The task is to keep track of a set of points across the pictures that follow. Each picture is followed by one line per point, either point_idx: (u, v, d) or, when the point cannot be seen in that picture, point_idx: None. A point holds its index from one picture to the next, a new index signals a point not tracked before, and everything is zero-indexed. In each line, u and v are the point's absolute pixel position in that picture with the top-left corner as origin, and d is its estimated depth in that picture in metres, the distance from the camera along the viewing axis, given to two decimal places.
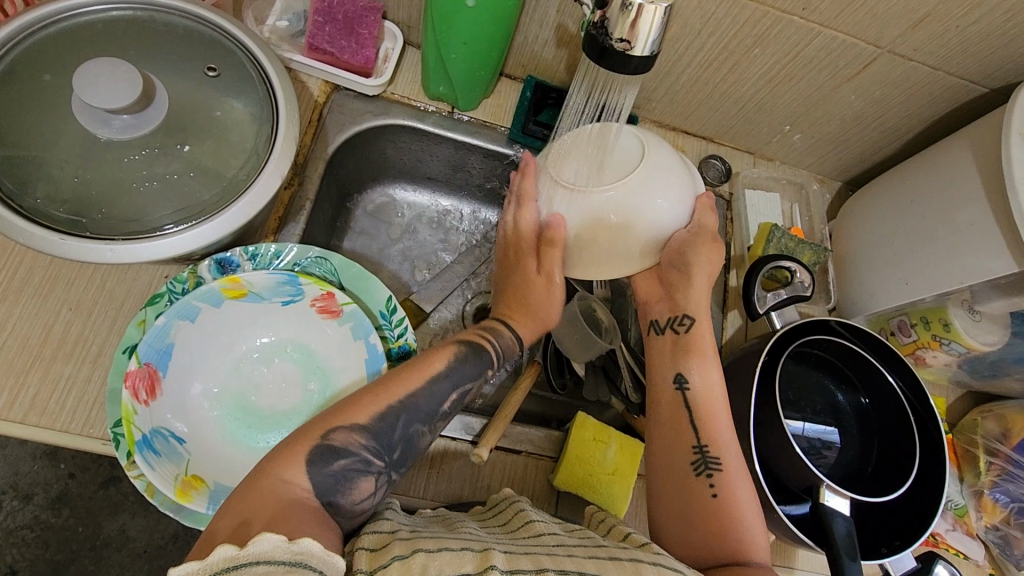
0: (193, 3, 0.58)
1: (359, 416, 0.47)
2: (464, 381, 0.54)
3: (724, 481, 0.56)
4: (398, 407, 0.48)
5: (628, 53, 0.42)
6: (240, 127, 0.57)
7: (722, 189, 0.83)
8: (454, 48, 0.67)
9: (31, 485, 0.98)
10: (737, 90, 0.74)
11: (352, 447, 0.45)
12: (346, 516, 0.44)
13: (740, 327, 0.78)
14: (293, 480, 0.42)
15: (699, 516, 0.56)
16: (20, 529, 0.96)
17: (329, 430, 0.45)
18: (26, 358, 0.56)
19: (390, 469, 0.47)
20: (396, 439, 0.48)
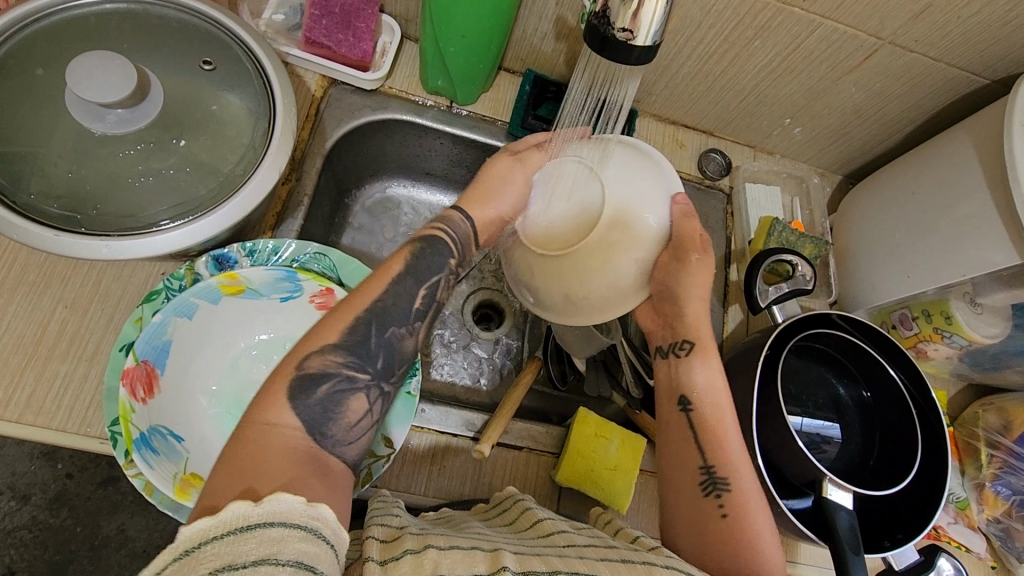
0: None
1: (327, 336, 0.44)
2: (432, 277, 0.50)
3: (737, 502, 0.54)
4: (367, 316, 0.45)
5: (630, 43, 0.41)
6: (237, 122, 0.56)
7: (722, 182, 0.83)
8: (452, 42, 0.66)
9: (28, 485, 0.97)
10: (738, 83, 0.74)
11: (330, 369, 0.43)
12: (344, 446, 0.42)
13: (741, 321, 0.77)
14: (279, 420, 0.40)
15: (711, 541, 0.53)
16: (17, 529, 0.95)
17: (303, 358, 0.43)
18: (21, 356, 0.55)
19: (377, 379, 0.45)
20: (374, 349, 0.45)
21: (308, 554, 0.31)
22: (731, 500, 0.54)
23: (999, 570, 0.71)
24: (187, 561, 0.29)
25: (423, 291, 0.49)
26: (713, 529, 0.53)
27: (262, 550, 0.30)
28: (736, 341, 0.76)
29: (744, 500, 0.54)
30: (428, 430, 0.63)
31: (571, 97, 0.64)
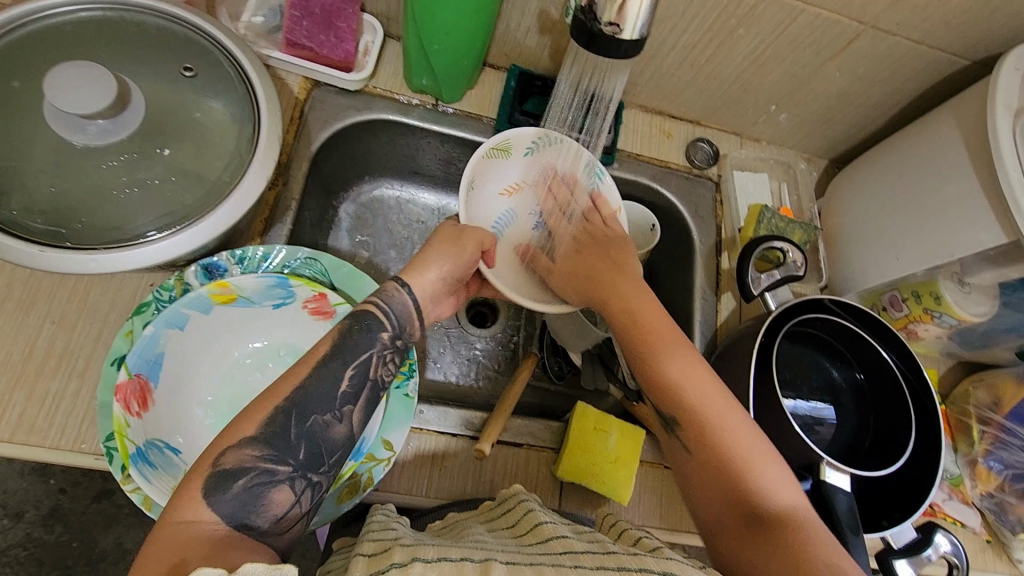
0: (166, 1, 0.56)
1: (247, 428, 0.42)
2: (360, 355, 0.47)
3: (700, 435, 0.53)
4: (285, 405, 0.43)
5: (617, 37, 0.41)
6: (221, 129, 0.55)
7: (710, 171, 0.83)
8: (436, 40, 0.65)
9: (21, 503, 0.97)
10: (723, 71, 0.74)
11: (246, 463, 0.41)
12: (273, 536, 0.40)
13: (734, 309, 0.78)
14: (197, 517, 0.38)
15: (698, 481, 0.52)
16: (12, 548, 0.95)
17: (217, 455, 0.41)
18: (10, 374, 0.54)
19: (303, 469, 0.43)
20: (294, 439, 0.43)
21: None
22: (697, 438, 0.53)
23: (994, 544, 0.72)
24: None
25: (346, 371, 0.46)
26: (697, 471, 0.52)
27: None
28: (730, 330, 0.76)
29: (723, 439, 0.52)
30: (427, 431, 0.63)
31: (557, 97, 0.64)
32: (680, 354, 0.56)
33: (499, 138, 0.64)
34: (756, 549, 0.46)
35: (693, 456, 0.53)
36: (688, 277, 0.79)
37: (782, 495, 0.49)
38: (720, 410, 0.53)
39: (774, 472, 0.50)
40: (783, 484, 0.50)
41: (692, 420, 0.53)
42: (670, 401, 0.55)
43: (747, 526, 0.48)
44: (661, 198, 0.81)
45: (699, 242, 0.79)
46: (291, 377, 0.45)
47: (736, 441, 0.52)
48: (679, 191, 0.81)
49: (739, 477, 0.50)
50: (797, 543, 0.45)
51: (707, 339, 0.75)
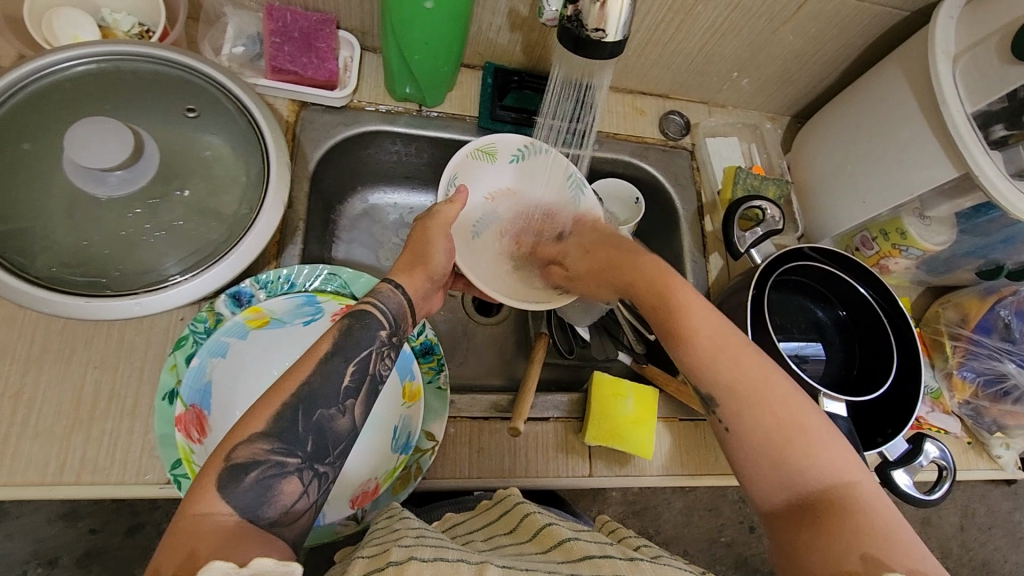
0: (157, 46, 0.58)
1: (256, 424, 0.44)
2: (360, 351, 0.50)
3: (730, 405, 0.53)
4: (293, 401, 0.45)
5: (602, 40, 0.44)
6: (229, 164, 0.58)
7: (684, 141, 0.89)
8: (417, 50, 0.68)
9: (54, 548, 1.08)
10: (687, 46, 0.78)
11: (259, 457, 0.43)
12: (283, 526, 0.42)
13: (723, 267, 0.84)
14: (212, 509, 0.40)
15: (742, 457, 0.52)
16: None
17: (229, 450, 0.43)
18: (64, 422, 0.57)
19: (310, 461, 0.45)
20: (302, 431, 0.45)
21: None
22: (744, 426, 0.52)
23: (975, 445, 0.80)
24: None
25: (348, 366, 0.49)
26: (740, 453, 0.52)
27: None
28: (721, 287, 0.82)
29: (770, 423, 0.50)
30: (462, 419, 0.67)
31: (551, 88, 0.66)
32: (714, 319, 0.57)
33: (485, 141, 0.72)
34: (812, 538, 0.45)
35: (727, 429, 0.53)
36: (677, 242, 0.84)
37: (829, 475, 0.48)
38: (774, 392, 0.52)
39: (833, 450, 0.50)
40: (841, 460, 0.49)
41: (733, 405, 0.52)
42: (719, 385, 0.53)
43: (798, 511, 0.47)
44: (642, 171, 0.86)
45: (683, 208, 0.85)
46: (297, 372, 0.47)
47: (774, 416, 0.51)
48: (658, 163, 0.86)
49: (795, 463, 0.49)
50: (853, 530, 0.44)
51: (702, 298, 0.81)
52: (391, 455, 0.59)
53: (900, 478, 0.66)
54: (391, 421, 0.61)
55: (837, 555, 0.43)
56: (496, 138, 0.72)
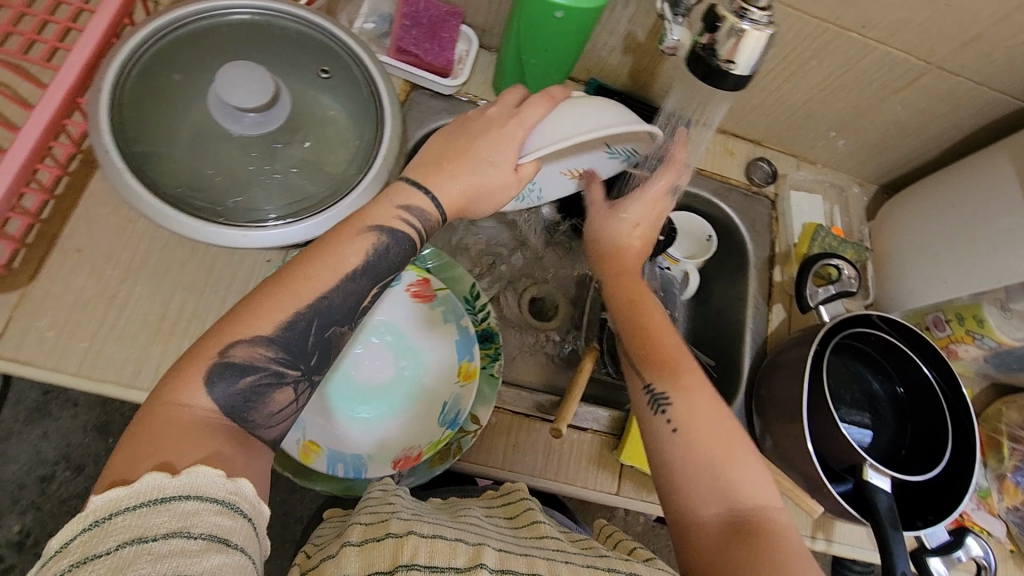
0: (307, 9, 0.63)
1: (263, 326, 0.45)
2: (384, 275, 0.50)
3: (683, 413, 0.53)
4: (307, 313, 0.46)
5: (730, 71, 0.46)
6: (347, 129, 0.62)
7: (767, 190, 0.89)
8: (535, 54, 0.71)
9: (83, 456, 1.24)
10: (790, 98, 0.79)
11: (256, 361, 0.44)
12: (264, 428, 0.45)
13: (784, 319, 0.83)
14: (194, 402, 0.42)
15: (673, 464, 0.52)
16: (72, 496, 1.21)
17: (228, 346, 0.44)
18: (148, 331, 0.61)
19: (308, 374, 0.47)
20: (309, 346, 0.46)
21: (222, 526, 0.35)
22: (691, 433, 0.52)
23: (1017, 556, 0.77)
24: (99, 529, 0.32)
25: (371, 289, 0.50)
26: (678, 461, 0.51)
27: (175, 522, 0.33)
28: (779, 338, 0.82)
29: (713, 437, 0.52)
30: (505, 411, 0.69)
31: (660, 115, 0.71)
32: (677, 339, 0.60)
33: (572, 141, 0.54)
34: (735, 551, 0.46)
35: (675, 434, 0.52)
36: (741, 286, 0.85)
37: (758, 496, 0.50)
38: (709, 404, 0.54)
39: (757, 477, 0.51)
40: (762, 485, 0.50)
41: (686, 411, 0.53)
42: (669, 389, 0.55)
43: (719, 529, 0.48)
44: (720, 211, 0.87)
45: (754, 254, 0.85)
46: (311, 277, 0.47)
47: (721, 433, 0.52)
48: (737, 206, 0.86)
49: (722, 483, 0.50)
50: (778, 560, 0.45)
51: (758, 345, 0.81)
52: (436, 428, 0.61)
53: (935, 566, 0.66)
54: (439, 397, 0.63)
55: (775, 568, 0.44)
56: (614, 130, 0.55)
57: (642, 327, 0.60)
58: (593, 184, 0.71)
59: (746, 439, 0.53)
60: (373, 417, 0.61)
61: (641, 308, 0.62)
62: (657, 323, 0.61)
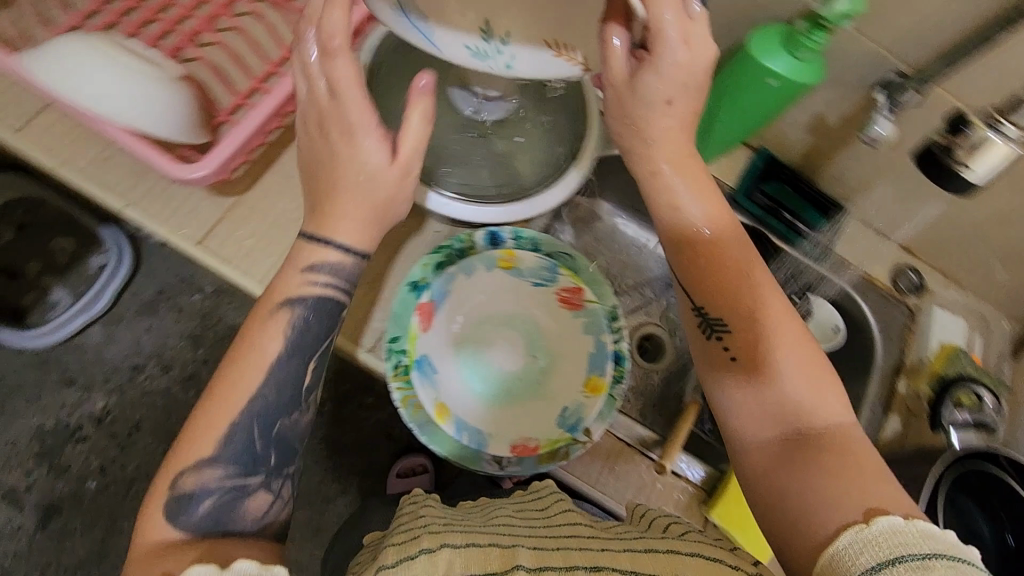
0: None
1: (204, 449, 0.51)
2: (317, 346, 0.56)
3: (741, 341, 0.53)
4: (243, 419, 0.52)
5: (963, 173, 0.55)
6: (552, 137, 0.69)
7: (910, 299, 0.86)
8: (728, 112, 0.74)
9: (172, 358, 1.41)
10: (964, 220, 0.77)
11: (207, 484, 0.50)
12: (257, 532, 0.51)
13: (897, 431, 0.81)
14: (169, 534, 0.48)
15: (734, 391, 0.52)
16: (154, 392, 1.39)
17: (177, 478, 0.50)
18: None
19: (272, 473, 0.53)
20: (260, 448, 0.53)
21: None
22: (753, 363, 0.52)
23: None
24: None
25: (306, 365, 0.55)
26: (737, 388, 0.52)
27: None
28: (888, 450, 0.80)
29: (787, 368, 0.50)
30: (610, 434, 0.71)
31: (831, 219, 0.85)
32: (763, 267, 0.55)
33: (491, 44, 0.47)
34: (790, 475, 0.47)
35: (733, 362, 0.53)
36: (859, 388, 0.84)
37: (828, 415, 0.49)
38: (781, 331, 0.52)
39: (831, 400, 0.50)
40: (834, 407, 0.50)
41: (746, 339, 0.52)
42: (726, 314, 0.54)
43: (779, 447, 0.49)
44: (856, 307, 0.86)
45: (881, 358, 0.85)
46: (245, 375, 0.53)
47: (796, 365, 0.51)
48: (874, 307, 0.86)
49: (778, 385, 0.50)
50: (834, 463, 0.46)
51: None
52: (556, 428, 0.63)
53: None
54: (561, 400, 0.65)
55: (832, 495, 0.44)
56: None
57: (711, 253, 0.56)
58: (613, 28, 0.50)
59: (808, 338, 0.52)
60: (493, 399, 0.64)
61: (725, 239, 0.56)
62: (736, 255, 0.55)
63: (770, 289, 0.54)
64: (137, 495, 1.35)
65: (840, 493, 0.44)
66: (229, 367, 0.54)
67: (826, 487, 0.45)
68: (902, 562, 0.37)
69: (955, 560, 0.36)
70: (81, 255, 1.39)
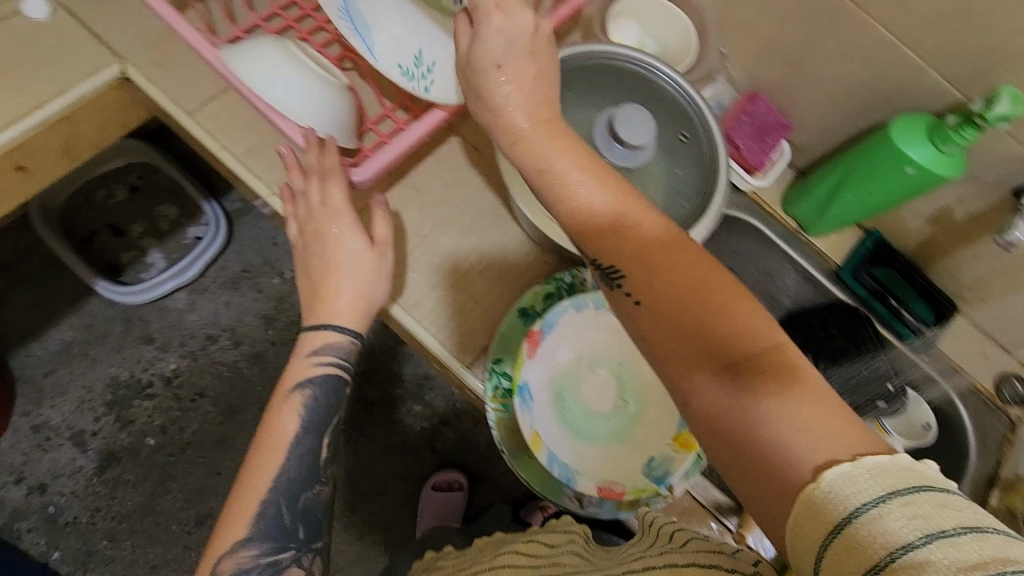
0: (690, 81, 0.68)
1: (236, 532, 0.53)
2: (326, 420, 0.60)
3: (640, 280, 0.45)
4: (271, 495, 0.55)
5: None
6: (683, 189, 0.67)
7: (1013, 410, 0.80)
8: (853, 190, 0.74)
9: (244, 334, 1.44)
10: None
11: (244, 565, 0.52)
12: None
13: None
14: None
15: (659, 341, 0.45)
16: (221, 364, 1.42)
17: (216, 563, 0.52)
18: (438, 277, 0.70)
19: (305, 545, 0.56)
20: (290, 522, 0.55)
21: None
22: (655, 297, 0.45)
23: None
24: None
25: (321, 440, 0.59)
26: (651, 334, 0.45)
27: None
28: None
29: (687, 304, 0.44)
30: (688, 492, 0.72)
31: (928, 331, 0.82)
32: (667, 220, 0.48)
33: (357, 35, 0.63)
34: (746, 452, 0.39)
35: (638, 306, 0.45)
36: None
37: (752, 342, 0.42)
38: (675, 254, 0.46)
39: (758, 318, 0.43)
40: (768, 330, 0.43)
41: (645, 280, 0.45)
42: (619, 258, 0.47)
43: (719, 389, 0.41)
44: (952, 407, 0.84)
45: (973, 464, 0.83)
46: (267, 457, 0.57)
47: (690, 295, 0.44)
48: (973, 410, 0.83)
49: (699, 320, 0.43)
50: (780, 394, 0.39)
51: None
52: (643, 477, 0.65)
53: None
54: (649, 450, 0.65)
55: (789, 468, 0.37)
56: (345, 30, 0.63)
57: (601, 233, 0.48)
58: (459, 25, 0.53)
59: (674, 235, 0.47)
60: (582, 438, 0.65)
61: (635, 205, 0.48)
62: (647, 230, 0.47)
63: (661, 223, 0.47)
64: (190, 459, 1.38)
65: (815, 432, 0.37)
66: (252, 456, 0.57)
67: (794, 424, 0.38)
68: (891, 503, 0.32)
69: (942, 493, 0.33)
70: (180, 223, 1.44)
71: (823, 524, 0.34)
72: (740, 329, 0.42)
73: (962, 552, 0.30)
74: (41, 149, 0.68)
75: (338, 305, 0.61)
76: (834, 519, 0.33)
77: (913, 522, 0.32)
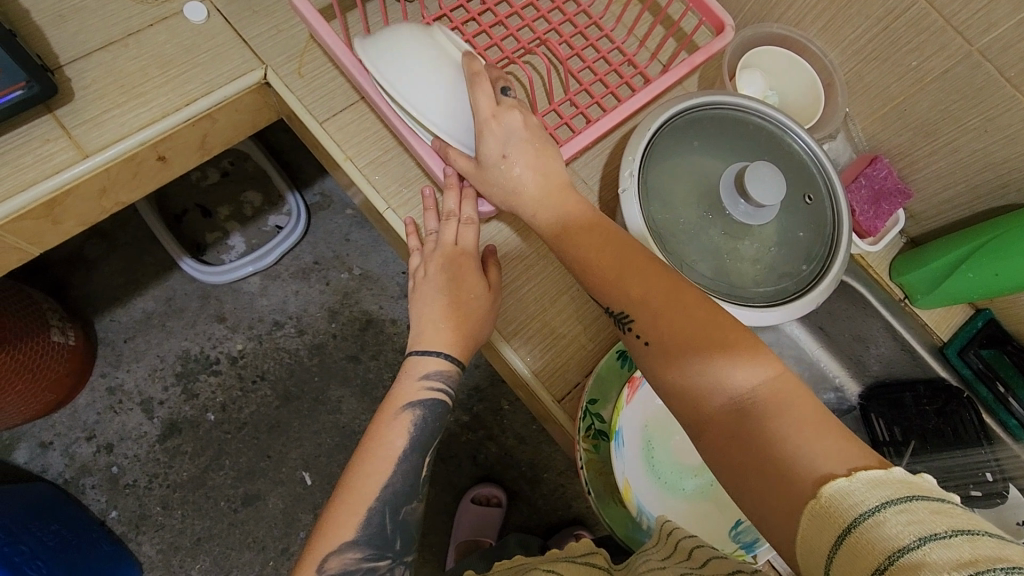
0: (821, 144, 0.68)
1: (342, 535, 0.55)
2: (428, 442, 0.61)
3: (646, 324, 0.52)
4: (376, 505, 0.57)
5: None
6: (802, 251, 0.66)
7: None
8: (976, 271, 0.71)
9: (308, 323, 1.43)
10: None
11: (348, 566, 0.55)
12: None
13: None
14: None
15: (666, 380, 0.51)
16: (283, 350, 1.41)
17: (321, 563, 0.54)
18: (539, 307, 0.70)
19: (398, 556, 0.58)
20: (390, 533, 0.57)
21: None
22: (659, 337, 0.51)
23: None
24: None
25: (423, 460, 0.61)
26: (658, 370, 0.51)
27: None
28: None
29: (682, 334, 0.50)
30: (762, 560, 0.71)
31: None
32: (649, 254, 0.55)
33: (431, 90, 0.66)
34: (747, 470, 0.44)
35: (648, 346, 0.52)
36: None
37: (755, 364, 0.47)
38: (662, 288, 0.53)
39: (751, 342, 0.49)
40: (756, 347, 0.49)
41: (646, 320, 0.52)
42: (621, 303, 0.54)
43: (725, 416, 0.46)
44: None
45: None
46: (374, 467, 0.58)
47: (687, 326, 0.50)
48: None
49: (701, 349, 0.49)
50: (773, 408, 0.45)
51: None
52: (730, 542, 0.64)
53: None
54: (734, 514, 0.67)
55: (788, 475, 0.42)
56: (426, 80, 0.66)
57: (596, 265, 0.56)
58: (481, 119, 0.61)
59: (670, 274, 0.54)
60: (663, 487, 0.68)
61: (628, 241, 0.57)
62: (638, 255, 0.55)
63: (670, 270, 0.54)
64: (244, 440, 1.36)
65: (812, 446, 0.42)
66: (360, 463, 0.59)
67: (793, 442, 0.43)
68: (884, 513, 0.35)
69: (937, 502, 0.35)
70: (263, 211, 1.46)
71: (827, 537, 0.37)
72: (742, 357, 0.48)
73: (954, 552, 0.32)
74: (183, 142, 0.72)
75: (448, 327, 0.62)
76: (839, 523, 0.36)
77: (908, 528, 0.34)
